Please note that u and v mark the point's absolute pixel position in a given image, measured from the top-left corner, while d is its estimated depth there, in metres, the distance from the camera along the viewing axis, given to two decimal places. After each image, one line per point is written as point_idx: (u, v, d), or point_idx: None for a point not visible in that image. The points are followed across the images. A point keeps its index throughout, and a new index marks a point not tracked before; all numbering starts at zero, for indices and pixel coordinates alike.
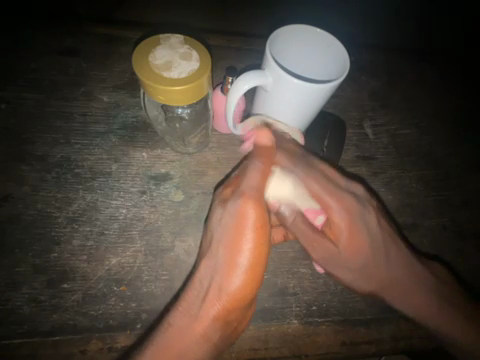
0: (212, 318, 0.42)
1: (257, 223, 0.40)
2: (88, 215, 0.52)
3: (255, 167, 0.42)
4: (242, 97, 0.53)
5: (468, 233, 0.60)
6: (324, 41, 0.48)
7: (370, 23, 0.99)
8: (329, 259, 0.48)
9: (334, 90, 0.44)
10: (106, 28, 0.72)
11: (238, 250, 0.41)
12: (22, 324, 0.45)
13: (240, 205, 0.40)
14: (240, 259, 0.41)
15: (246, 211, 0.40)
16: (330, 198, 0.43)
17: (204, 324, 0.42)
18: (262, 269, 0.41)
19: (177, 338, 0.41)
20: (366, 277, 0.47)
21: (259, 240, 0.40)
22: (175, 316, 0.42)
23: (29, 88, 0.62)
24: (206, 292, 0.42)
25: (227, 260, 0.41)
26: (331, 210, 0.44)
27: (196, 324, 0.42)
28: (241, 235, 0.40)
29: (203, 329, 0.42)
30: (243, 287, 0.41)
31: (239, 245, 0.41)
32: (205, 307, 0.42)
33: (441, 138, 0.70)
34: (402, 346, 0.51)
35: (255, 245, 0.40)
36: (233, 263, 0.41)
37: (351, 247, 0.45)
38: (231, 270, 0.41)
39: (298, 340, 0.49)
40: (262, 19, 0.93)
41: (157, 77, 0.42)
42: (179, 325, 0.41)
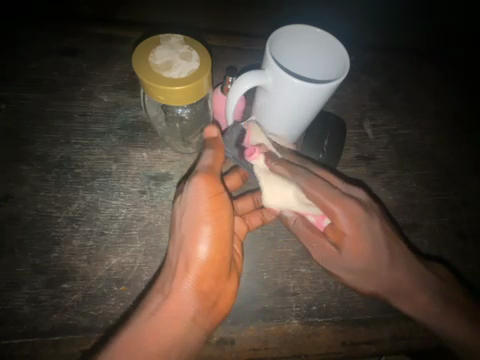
0: (187, 292, 0.40)
1: (202, 187, 0.41)
2: (88, 215, 0.52)
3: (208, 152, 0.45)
4: (242, 97, 0.53)
5: (468, 233, 0.60)
6: (324, 41, 0.48)
7: (369, 23, 0.99)
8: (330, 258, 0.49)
9: (334, 90, 0.44)
10: (106, 29, 0.72)
11: (197, 222, 0.40)
12: (22, 324, 0.45)
13: (193, 180, 0.41)
14: (202, 230, 0.40)
15: (196, 181, 0.41)
16: (332, 207, 0.43)
17: (178, 302, 0.40)
18: (225, 235, 0.41)
19: (140, 327, 0.38)
20: (364, 275, 0.47)
21: (212, 204, 0.40)
22: (154, 302, 0.40)
23: (29, 88, 0.62)
24: (175, 267, 0.41)
25: (187, 227, 0.41)
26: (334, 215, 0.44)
27: (170, 306, 0.39)
28: (192, 204, 0.41)
29: (177, 309, 0.40)
30: (209, 257, 0.40)
31: (198, 217, 0.40)
32: (177, 283, 0.40)
33: (441, 138, 0.70)
34: (402, 347, 0.51)
35: (207, 203, 0.40)
36: (195, 235, 0.40)
37: (356, 247, 0.45)
38: (194, 242, 0.40)
39: (298, 340, 0.49)
40: (262, 20, 0.93)
41: (157, 77, 0.42)
42: (154, 309, 0.40)
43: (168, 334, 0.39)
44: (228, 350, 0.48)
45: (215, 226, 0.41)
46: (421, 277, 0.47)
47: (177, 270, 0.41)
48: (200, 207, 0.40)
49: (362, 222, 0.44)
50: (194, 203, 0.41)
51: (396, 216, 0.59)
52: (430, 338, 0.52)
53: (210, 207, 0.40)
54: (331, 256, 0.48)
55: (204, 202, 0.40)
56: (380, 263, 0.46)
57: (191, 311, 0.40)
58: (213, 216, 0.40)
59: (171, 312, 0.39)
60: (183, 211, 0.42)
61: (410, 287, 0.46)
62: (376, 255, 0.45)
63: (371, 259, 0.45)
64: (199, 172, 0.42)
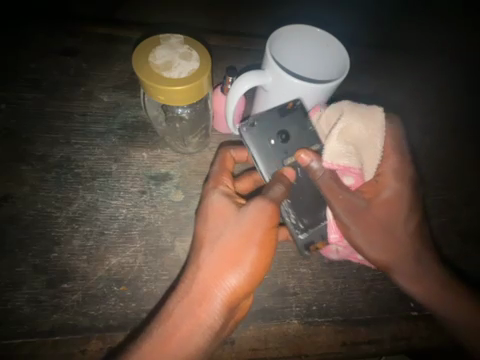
0: (216, 306, 0.41)
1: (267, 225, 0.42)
2: (88, 215, 0.52)
3: (277, 185, 0.43)
4: (242, 97, 0.53)
5: (468, 233, 0.60)
6: (324, 41, 0.48)
7: (370, 23, 0.99)
8: (354, 212, 0.46)
9: (334, 90, 0.44)
10: (106, 28, 0.72)
11: (248, 240, 0.41)
12: (22, 324, 0.45)
13: (259, 205, 0.42)
14: (249, 249, 0.41)
15: (265, 213, 0.42)
16: (381, 154, 0.47)
17: (206, 313, 0.40)
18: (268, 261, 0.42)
19: (174, 328, 0.40)
20: (386, 237, 0.48)
21: (268, 235, 0.42)
22: (176, 307, 0.41)
23: (29, 88, 0.62)
24: (205, 278, 0.41)
25: (233, 248, 0.41)
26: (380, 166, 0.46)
27: (200, 312, 0.40)
28: (251, 234, 0.41)
29: (205, 317, 0.40)
30: (247, 277, 0.41)
31: (251, 236, 0.41)
32: (208, 294, 0.41)
33: (441, 138, 0.70)
34: (402, 347, 0.51)
35: (261, 248, 0.41)
36: (239, 252, 0.41)
37: (378, 203, 0.47)
38: (235, 258, 0.41)
39: (298, 340, 0.49)
40: (262, 20, 0.93)
41: (157, 78, 0.42)
42: (184, 318, 0.40)
43: (195, 335, 0.40)
44: (228, 350, 0.48)
45: (262, 250, 0.41)
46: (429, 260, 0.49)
47: (211, 281, 0.41)
48: (253, 246, 0.41)
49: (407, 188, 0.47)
50: (253, 236, 0.41)
51: None
52: (431, 337, 0.52)
53: (262, 254, 0.41)
54: (355, 210, 0.46)
55: (261, 240, 0.41)
56: (396, 231, 0.48)
57: (219, 320, 0.41)
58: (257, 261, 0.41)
59: (200, 320, 0.40)
60: (236, 229, 0.42)
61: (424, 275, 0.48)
62: (404, 226, 0.48)
63: (396, 227, 0.48)
64: (272, 202, 0.42)
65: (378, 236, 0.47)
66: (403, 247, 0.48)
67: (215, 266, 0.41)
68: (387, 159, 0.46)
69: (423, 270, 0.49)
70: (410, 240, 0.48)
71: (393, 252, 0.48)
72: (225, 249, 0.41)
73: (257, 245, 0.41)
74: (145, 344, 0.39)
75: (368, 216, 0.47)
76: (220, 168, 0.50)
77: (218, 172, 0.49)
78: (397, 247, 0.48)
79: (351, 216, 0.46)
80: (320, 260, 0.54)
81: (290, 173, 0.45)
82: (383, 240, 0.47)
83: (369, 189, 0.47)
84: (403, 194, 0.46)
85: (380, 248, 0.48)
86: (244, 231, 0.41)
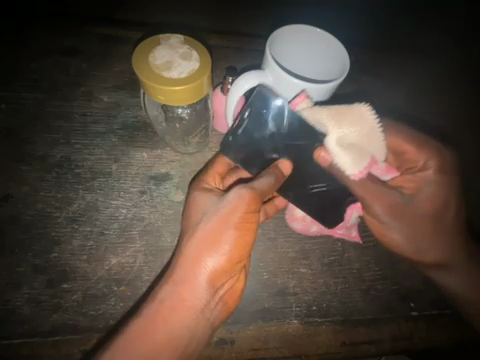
0: (198, 288, 0.41)
1: (247, 209, 0.41)
2: (88, 215, 0.52)
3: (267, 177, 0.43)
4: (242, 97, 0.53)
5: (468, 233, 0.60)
6: (324, 41, 0.48)
7: (370, 23, 0.99)
8: (393, 211, 0.49)
9: (334, 91, 0.44)
10: (106, 29, 0.72)
11: (227, 224, 0.40)
12: (22, 324, 0.45)
13: (239, 192, 0.41)
14: (228, 234, 0.40)
15: (244, 198, 0.41)
16: (417, 155, 0.48)
17: (190, 293, 0.41)
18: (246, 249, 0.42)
19: (162, 307, 0.41)
20: (426, 235, 0.50)
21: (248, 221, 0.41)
22: (163, 290, 0.42)
23: (29, 88, 0.62)
24: (189, 262, 0.41)
25: (211, 233, 0.40)
26: (413, 154, 0.48)
27: (182, 295, 0.41)
28: (229, 220, 0.40)
29: (189, 298, 0.41)
30: (228, 260, 0.41)
31: (229, 220, 0.40)
32: (191, 276, 0.41)
33: (442, 138, 0.70)
34: (402, 346, 0.51)
35: (240, 232, 0.41)
36: (218, 237, 0.40)
37: (424, 203, 0.49)
38: (216, 242, 0.40)
39: (298, 340, 0.49)
40: (262, 20, 0.93)
41: (157, 77, 0.42)
42: (170, 301, 0.41)
43: (180, 316, 0.41)
44: (228, 350, 0.48)
45: (241, 235, 0.41)
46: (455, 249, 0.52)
47: (192, 265, 0.41)
48: (230, 232, 0.40)
49: (440, 177, 0.48)
50: (231, 219, 0.40)
51: None
52: (431, 337, 0.52)
53: (241, 238, 0.41)
54: (395, 208, 0.49)
55: (240, 224, 0.41)
56: (436, 223, 0.50)
57: (203, 301, 0.42)
58: (236, 242, 0.40)
59: (184, 302, 0.41)
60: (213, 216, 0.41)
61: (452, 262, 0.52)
62: (441, 215, 0.50)
63: (430, 221, 0.50)
64: (255, 191, 0.41)
65: (428, 240, 0.51)
66: (437, 236, 0.51)
67: (196, 251, 0.40)
68: (430, 155, 0.48)
69: (455, 262, 0.52)
70: (442, 226, 0.50)
71: (420, 252, 0.51)
72: (203, 235, 0.40)
73: (236, 231, 0.40)
74: (131, 328, 0.40)
75: (409, 211, 0.49)
76: (210, 172, 0.48)
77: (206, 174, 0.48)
78: (434, 238, 0.51)
79: (392, 214, 0.49)
80: (320, 260, 0.53)
81: (286, 167, 0.44)
82: (424, 234, 0.50)
83: (411, 186, 0.49)
84: (441, 163, 0.48)
85: (424, 248, 0.51)
86: (220, 217, 0.40)
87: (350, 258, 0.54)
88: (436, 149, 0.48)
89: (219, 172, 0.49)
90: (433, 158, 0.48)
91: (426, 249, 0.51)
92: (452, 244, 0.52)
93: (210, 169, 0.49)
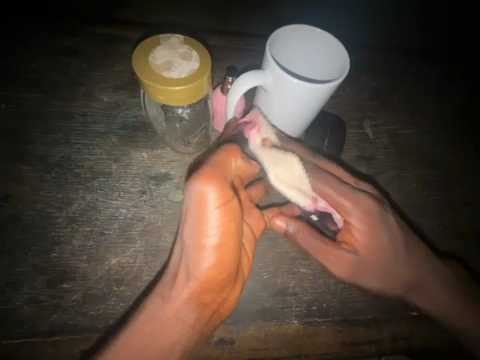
0: (184, 299, 0.40)
1: (220, 207, 0.35)
2: (88, 215, 0.52)
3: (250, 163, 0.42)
4: (242, 96, 0.53)
5: (468, 233, 0.60)
6: (324, 41, 0.48)
7: (370, 23, 0.99)
8: (353, 268, 0.47)
9: (334, 91, 0.44)
10: (106, 29, 0.72)
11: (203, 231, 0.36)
12: (22, 324, 0.45)
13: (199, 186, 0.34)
14: (205, 240, 0.36)
15: (208, 191, 0.34)
16: (340, 201, 0.44)
17: (177, 305, 0.40)
18: (228, 247, 0.36)
19: (149, 320, 0.40)
20: (390, 280, 0.47)
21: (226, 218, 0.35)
22: (151, 302, 0.41)
23: (29, 88, 0.62)
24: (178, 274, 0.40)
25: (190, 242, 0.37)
26: (337, 202, 0.45)
27: (172, 305, 0.40)
28: (201, 224, 0.35)
29: (175, 313, 0.40)
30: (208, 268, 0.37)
31: (203, 226, 0.35)
32: (177, 289, 0.40)
33: (442, 138, 0.70)
34: (402, 347, 0.51)
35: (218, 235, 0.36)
36: (196, 244, 0.36)
37: (376, 257, 0.47)
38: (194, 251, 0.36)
39: (298, 340, 0.49)
40: (262, 20, 0.93)
41: (157, 77, 0.42)
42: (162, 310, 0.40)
43: (170, 327, 0.40)
44: (228, 350, 0.48)
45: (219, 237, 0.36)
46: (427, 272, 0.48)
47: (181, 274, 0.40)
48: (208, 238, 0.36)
49: (377, 219, 0.46)
50: (206, 224, 0.35)
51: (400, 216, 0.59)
52: (430, 338, 0.52)
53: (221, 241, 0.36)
54: (353, 265, 0.47)
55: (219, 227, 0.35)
56: (391, 272, 0.47)
57: (190, 316, 0.41)
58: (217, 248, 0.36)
59: (170, 317, 0.40)
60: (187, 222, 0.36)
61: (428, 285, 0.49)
62: (395, 266, 0.47)
63: (383, 276, 0.47)
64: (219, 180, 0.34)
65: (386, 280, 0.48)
66: (403, 277, 0.48)
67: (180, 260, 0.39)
68: (349, 204, 0.44)
69: (423, 293, 0.49)
70: (399, 271, 0.47)
71: (392, 288, 0.48)
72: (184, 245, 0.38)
73: (212, 234, 0.35)
74: (119, 341, 0.39)
75: (365, 268, 0.47)
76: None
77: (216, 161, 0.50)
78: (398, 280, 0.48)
79: (357, 271, 0.47)
80: None
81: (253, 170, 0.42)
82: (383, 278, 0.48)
83: (354, 242, 0.47)
84: (367, 209, 0.45)
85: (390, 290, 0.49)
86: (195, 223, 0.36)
87: None
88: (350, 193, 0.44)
89: None
90: (358, 205, 0.45)
91: (396, 289, 0.49)
92: (424, 278, 0.48)
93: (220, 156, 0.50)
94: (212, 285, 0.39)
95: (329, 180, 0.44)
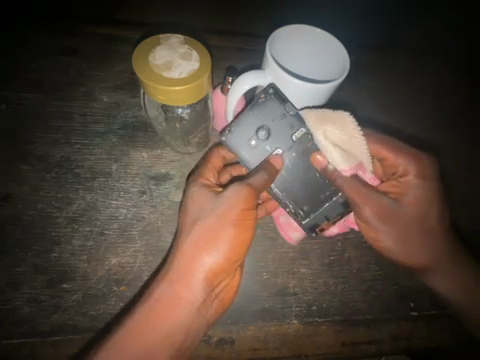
0: (197, 281, 0.41)
1: (244, 207, 0.42)
2: (88, 215, 0.52)
3: (261, 173, 0.43)
4: (242, 96, 0.53)
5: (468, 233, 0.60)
6: (324, 41, 0.48)
7: (369, 23, 0.99)
8: (383, 215, 0.48)
9: (334, 90, 0.44)
10: (106, 28, 0.72)
11: (226, 223, 0.41)
12: (22, 324, 0.45)
13: (239, 191, 0.42)
14: (226, 231, 0.41)
15: (243, 195, 0.42)
16: (396, 159, 0.50)
17: (187, 288, 0.41)
18: (244, 243, 0.42)
19: (157, 304, 0.41)
20: (413, 241, 0.49)
21: (246, 217, 0.42)
22: (157, 288, 0.42)
23: (29, 88, 0.62)
24: (185, 259, 0.41)
25: (210, 231, 0.41)
26: (389, 157, 0.50)
27: (180, 292, 0.41)
28: (226, 217, 0.41)
29: (185, 295, 0.41)
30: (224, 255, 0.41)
31: (226, 219, 0.41)
32: (187, 273, 0.41)
33: (442, 138, 0.69)
34: (402, 347, 0.51)
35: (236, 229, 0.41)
36: (217, 234, 0.41)
37: (413, 207, 0.49)
38: (213, 239, 0.41)
39: (298, 340, 0.49)
40: (262, 20, 0.93)
41: (157, 78, 0.42)
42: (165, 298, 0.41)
43: (177, 311, 0.41)
44: (228, 350, 0.48)
45: (238, 232, 0.41)
46: (449, 248, 0.52)
47: (190, 260, 0.41)
48: (227, 232, 0.41)
49: (428, 174, 0.49)
50: (230, 216, 0.41)
51: None
52: (430, 338, 0.52)
53: (239, 233, 0.41)
54: (385, 212, 0.48)
55: (237, 225, 0.41)
56: (421, 227, 0.50)
57: (199, 297, 0.42)
58: (234, 241, 0.41)
59: (180, 298, 0.41)
60: (212, 213, 0.42)
61: (448, 260, 0.52)
62: (428, 220, 0.50)
63: (416, 219, 0.49)
64: (251, 187, 0.42)
65: (413, 242, 0.50)
66: (425, 245, 0.50)
67: (193, 246, 0.41)
68: (408, 160, 0.49)
69: (439, 262, 0.51)
70: (431, 226, 0.50)
71: (416, 255, 0.50)
72: (201, 232, 0.41)
73: (232, 229, 0.41)
74: (121, 332, 0.40)
75: (396, 216, 0.49)
76: (207, 166, 0.49)
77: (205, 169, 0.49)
78: (424, 238, 0.50)
79: (380, 218, 0.48)
80: (320, 260, 0.53)
81: (277, 162, 0.44)
82: (410, 235, 0.49)
83: (396, 191, 0.50)
84: (423, 169, 0.49)
85: (415, 253, 0.50)
86: (219, 215, 0.41)
87: (350, 258, 0.54)
88: (411, 152, 0.50)
89: (215, 165, 0.50)
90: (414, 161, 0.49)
91: (413, 252, 0.50)
92: (441, 244, 0.51)
93: (208, 163, 0.49)
94: (220, 273, 0.42)
95: (396, 145, 0.50)
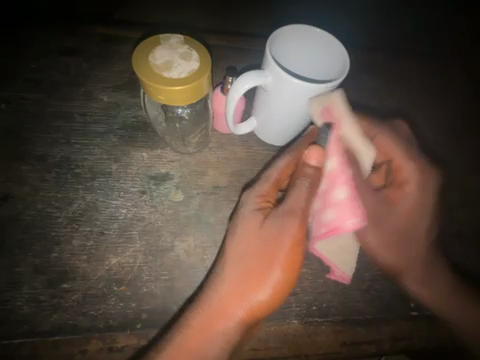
0: (236, 322, 0.44)
1: (293, 245, 0.43)
2: (88, 215, 0.52)
3: (304, 180, 0.44)
4: (242, 97, 0.54)
5: (468, 233, 0.60)
6: (324, 41, 0.48)
7: (370, 23, 0.99)
8: (371, 217, 0.53)
9: (333, 90, 0.45)
10: (105, 29, 0.72)
11: (273, 264, 0.43)
12: (22, 324, 0.45)
13: (284, 221, 0.44)
14: (274, 274, 0.43)
15: (290, 228, 0.43)
16: (404, 163, 0.53)
17: (226, 325, 0.44)
18: (289, 288, 0.44)
19: (199, 331, 0.44)
20: (394, 245, 0.53)
21: (294, 257, 0.44)
22: (195, 316, 0.44)
23: (29, 88, 0.62)
24: (228, 296, 0.44)
25: (257, 271, 0.44)
26: (403, 168, 0.53)
27: (218, 324, 0.44)
28: (276, 256, 0.43)
29: (222, 327, 0.44)
30: (268, 300, 0.44)
31: (274, 260, 0.43)
32: (229, 312, 0.44)
33: (442, 138, 0.70)
34: (402, 346, 0.51)
35: (286, 273, 0.43)
36: (265, 276, 0.44)
37: (397, 221, 0.54)
38: (261, 284, 0.44)
39: (298, 340, 0.49)
40: (262, 20, 0.93)
41: (157, 78, 0.42)
42: (198, 325, 0.44)
43: (211, 339, 0.44)
44: None
45: (287, 276, 0.44)
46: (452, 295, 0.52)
47: (229, 300, 0.44)
48: (277, 273, 0.43)
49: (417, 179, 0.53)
50: (279, 259, 0.43)
51: None
52: (430, 338, 0.52)
53: (286, 279, 0.44)
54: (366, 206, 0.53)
55: (287, 260, 0.43)
56: (408, 231, 0.54)
57: (235, 336, 0.45)
58: (282, 286, 0.44)
59: (217, 327, 0.44)
60: (258, 251, 0.44)
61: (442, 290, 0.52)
62: (411, 227, 0.54)
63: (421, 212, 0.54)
64: (293, 212, 0.44)
65: (396, 249, 0.53)
66: (408, 252, 0.53)
67: (237, 287, 0.44)
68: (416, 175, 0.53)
69: (425, 272, 0.53)
70: (413, 234, 0.54)
71: (401, 256, 0.53)
72: (248, 275, 0.44)
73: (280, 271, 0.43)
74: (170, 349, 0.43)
75: (375, 226, 0.53)
76: (264, 182, 0.48)
77: (264, 180, 0.48)
78: (404, 254, 0.53)
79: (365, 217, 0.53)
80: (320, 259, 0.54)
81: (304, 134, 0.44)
82: (392, 249, 0.53)
83: (395, 196, 0.54)
84: (424, 183, 0.53)
85: (394, 258, 0.53)
86: (267, 251, 0.44)
87: None
88: (420, 167, 0.53)
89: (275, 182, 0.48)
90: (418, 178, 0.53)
91: (390, 257, 0.53)
92: (430, 263, 0.53)
93: (268, 179, 0.48)
94: (261, 315, 0.45)
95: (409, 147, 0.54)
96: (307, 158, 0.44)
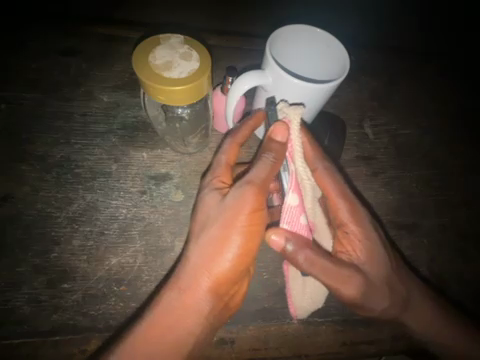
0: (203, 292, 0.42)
1: (252, 209, 0.41)
2: (88, 215, 0.52)
3: (269, 154, 0.43)
4: (242, 97, 0.54)
5: (467, 233, 0.61)
6: (325, 41, 0.48)
7: (370, 23, 1.00)
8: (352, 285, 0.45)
9: (334, 90, 0.44)
10: (105, 29, 0.72)
11: (233, 228, 0.41)
12: (22, 324, 0.45)
13: (244, 190, 0.41)
14: (233, 237, 0.41)
15: (247, 196, 0.41)
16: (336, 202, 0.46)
17: (193, 296, 0.42)
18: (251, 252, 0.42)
19: (166, 310, 0.42)
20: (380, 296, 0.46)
21: (254, 221, 0.42)
22: (169, 296, 0.43)
23: (29, 88, 0.62)
24: (193, 267, 0.42)
25: (218, 237, 0.42)
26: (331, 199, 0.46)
27: (188, 301, 0.42)
28: (233, 221, 0.41)
29: (191, 302, 0.42)
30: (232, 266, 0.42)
31: (233, 226, 0.41)
32: (197, 283, 0.42)
33: (442, 138, 0.70)
34: (402, 346, 0.51)
35: (245, 235, 0.41)
36: (224, 241, 0.41)
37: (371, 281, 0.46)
38: (222, 249, 0.42)
39: (298, 340, 0.49)
40: (263, 20, 0.93)
41: (157, 77, 0.42)
42: (170, 305, 0.42)
43: (182, 322, 0.42)
44: (228, 350, 0.48)
45: (247, 238, 0.42)
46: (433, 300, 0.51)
47: (197, 270, 0.42)
48: (237, 236, 0.41)
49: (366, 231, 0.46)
50: (235, 222, 0.41)
51: (397, 217, 0.59)
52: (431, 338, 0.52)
53: (248, 242, 0.42)
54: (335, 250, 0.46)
55: (247, 225, 0.41)
56: (392, 283, 0.47)
57: (207, 306, 0.43)
58: (243, 247, 0.42)
59: (187, 307, 0.42)
60: (218, 219, 0.42)
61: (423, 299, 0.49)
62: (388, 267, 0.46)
63: (385, 289, 0.46)
64: (252, 183, 0.42)
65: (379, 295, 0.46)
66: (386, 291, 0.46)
67: (200, 259, 0.42)
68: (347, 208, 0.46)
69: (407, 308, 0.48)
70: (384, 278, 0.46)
71: (390, 304, 0.47)
72: (210, 243, 0.42)
73: (240, 235, 0.41)
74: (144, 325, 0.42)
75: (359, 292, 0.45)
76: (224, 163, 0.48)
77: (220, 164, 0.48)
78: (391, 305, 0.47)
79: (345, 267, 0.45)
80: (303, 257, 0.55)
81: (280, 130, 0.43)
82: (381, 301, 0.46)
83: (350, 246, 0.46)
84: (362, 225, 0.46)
85: (380, 304, 0.46)
86: (225, 220, 0.42)
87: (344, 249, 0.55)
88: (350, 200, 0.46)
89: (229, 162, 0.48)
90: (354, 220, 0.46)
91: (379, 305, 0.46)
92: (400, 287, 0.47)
93: (221, 162, 0.48)
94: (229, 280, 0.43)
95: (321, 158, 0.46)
96: (272, 134, 0.44)
